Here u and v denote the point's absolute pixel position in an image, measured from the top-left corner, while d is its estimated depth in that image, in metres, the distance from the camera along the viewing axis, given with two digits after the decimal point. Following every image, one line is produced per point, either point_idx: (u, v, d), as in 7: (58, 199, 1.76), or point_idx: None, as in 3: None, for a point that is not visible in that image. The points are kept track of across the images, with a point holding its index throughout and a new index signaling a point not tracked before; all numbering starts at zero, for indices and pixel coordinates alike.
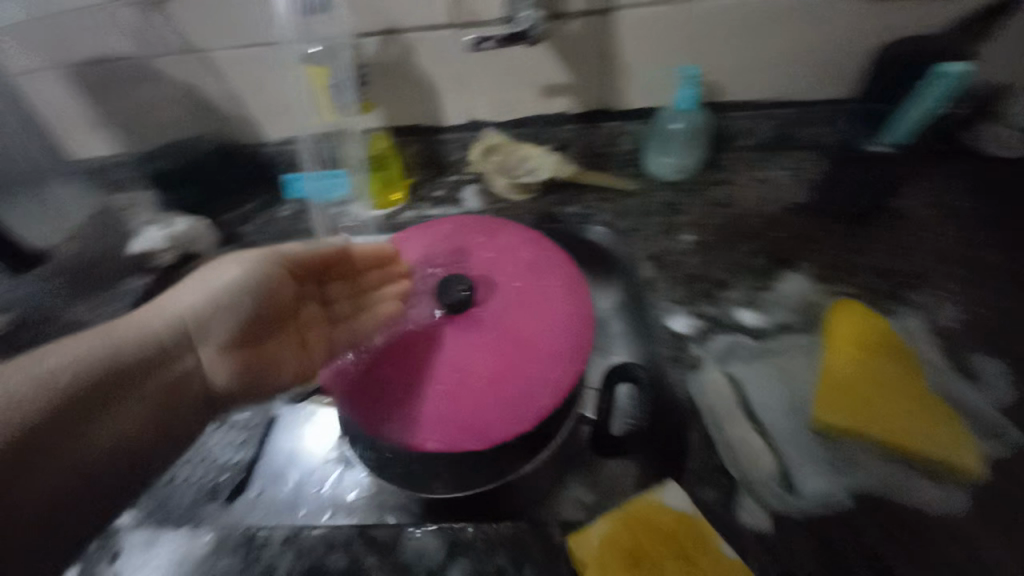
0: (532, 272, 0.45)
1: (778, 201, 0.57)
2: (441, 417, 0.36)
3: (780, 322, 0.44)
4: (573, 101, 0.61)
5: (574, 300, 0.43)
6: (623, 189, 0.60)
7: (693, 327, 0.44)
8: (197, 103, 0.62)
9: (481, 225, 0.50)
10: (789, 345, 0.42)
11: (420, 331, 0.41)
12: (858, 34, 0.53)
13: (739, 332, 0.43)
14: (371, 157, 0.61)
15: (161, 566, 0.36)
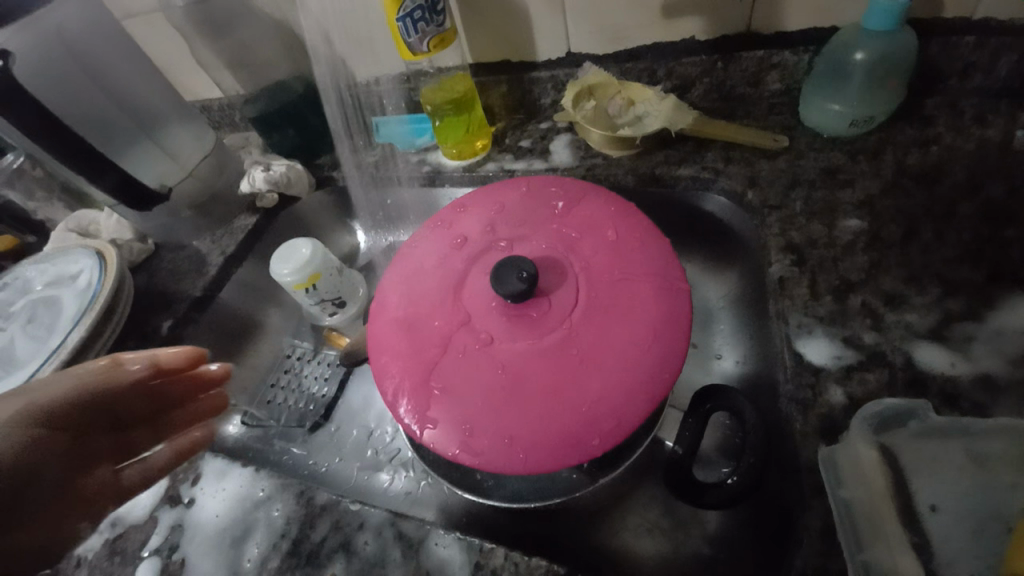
0: (617, 262, 0.36)
1: (1017, 178, 0.38)
2: (481, 431, 0.32)
3: (983, 371, 0.30)
4: (704, 24, 0.46)
5: (664, 307, 0.34)
6: (761, 147, 0.45)
7: (836, 358, 0.32)
8: (290, 41, 0.60)
9: (561, 190, 0.40)
10: (1000, 420, 0.28)
11: (472, 322, 0.35)
12: None
13: (912, 380, 0.30)
14: (452, 100, 0.54)
15: (228, 497, 0.39)
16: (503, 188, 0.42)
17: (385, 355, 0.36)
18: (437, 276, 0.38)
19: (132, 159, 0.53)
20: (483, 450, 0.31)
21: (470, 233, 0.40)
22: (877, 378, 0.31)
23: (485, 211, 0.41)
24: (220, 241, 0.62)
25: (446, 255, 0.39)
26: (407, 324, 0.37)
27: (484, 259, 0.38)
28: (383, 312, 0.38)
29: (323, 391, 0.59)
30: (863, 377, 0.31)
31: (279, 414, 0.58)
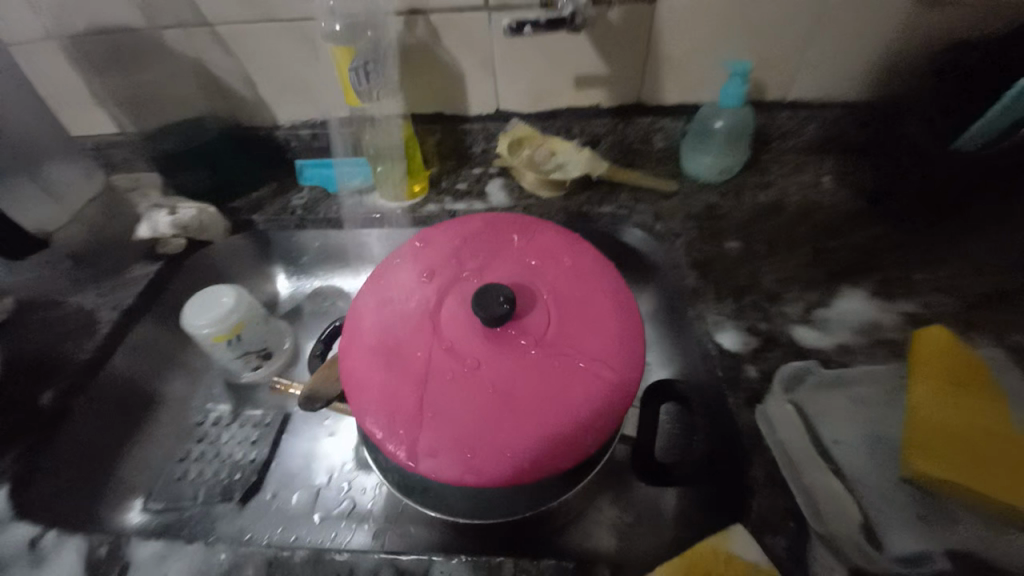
0: (578, 281, 0.41)
1: (827, 209, 0.53)
2: (484, 449, 0.33)
3: (840, 341, 0.41)
4: (608, 95, 0.57)
5: (623, 315, 0.40)
6: (660, 189, 0.57)
7: (748, 344, 0.41)
8: (207, 83, 0.57)
9: (517, 223, 0.45)
10: (860, 373, 0.39)
11: (457, 346, 0.36)
12: (921, 32, 0.50)
13: (802, 354, 0.41)
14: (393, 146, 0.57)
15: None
16: (462, 224, 0.45)
17: (370, 390, 0.36)
18: (412, 306, 0.39)
19: None
20: (487, 466, 0.33)
21: (437, 264, 0.42)
22: (776, 355, 0.41)
23: (448, 244, 0.44)
24: (110, 295, 0.53)
25: (418, 287, 0.40)
26: (388, 356, 0.37)
27: (455, 287, 0.40)
28: (357, 347, 0.38)
29: (252, 454, 0.52)
30: (769, 357, 0.40)
31: (194, 491, 0.49)
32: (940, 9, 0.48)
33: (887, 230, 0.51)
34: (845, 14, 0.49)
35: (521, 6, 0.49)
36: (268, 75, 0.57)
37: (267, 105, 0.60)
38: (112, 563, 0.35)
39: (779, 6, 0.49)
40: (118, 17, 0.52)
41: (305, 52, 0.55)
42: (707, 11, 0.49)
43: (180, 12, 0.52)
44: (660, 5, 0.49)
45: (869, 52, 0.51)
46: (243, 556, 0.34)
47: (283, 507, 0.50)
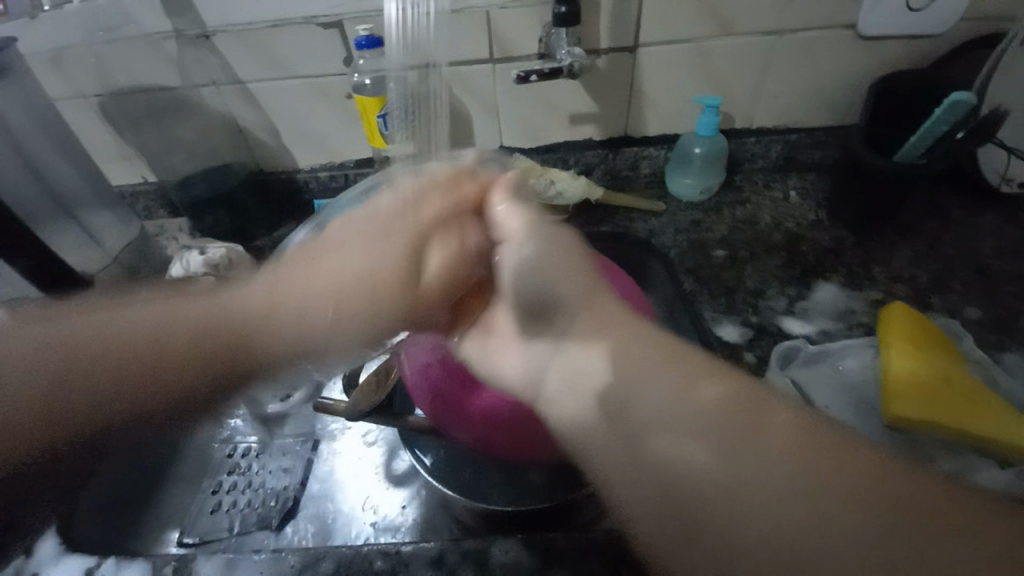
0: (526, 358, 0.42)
1: (793, 218, 0.62)
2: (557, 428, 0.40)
3: (820, 327, 0.51)
4: (598, 130, 0.65)
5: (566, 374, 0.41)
6: (651, 209, 0.64)
7: (744, 332, 0.50)
8: (234, 133, 0.62)
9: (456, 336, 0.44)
10: (846, 348, 0.47)
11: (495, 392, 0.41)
12: (858, 67, 0.59)
13: (794, 339, 0.50)
14: None
15: None
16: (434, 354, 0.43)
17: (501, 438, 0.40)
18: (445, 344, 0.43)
19: None
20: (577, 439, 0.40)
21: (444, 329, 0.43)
22: (770, 344, 0.50)
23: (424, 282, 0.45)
24: None
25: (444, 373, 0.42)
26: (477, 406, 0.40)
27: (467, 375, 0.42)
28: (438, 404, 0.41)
29: (284, 482, 0.50)
30: (763, 344, 0.50)
31: (230, 521, 0.47)
32: (868, 48, 0.58)
33: (845, 229, 0.60)
34: (794, 53, 0.58)
35: (524, 57, 0.58)
36: (290, 124, 0.62)
37: (285, 149, 0.64)
38: (174, 566, 0.36)
39: (737, 49, 0.58)
40: (159, 79, 0.57)
41: (325, 103, 0.60)
42: (681, 56, 0.58)
43: (213, 71, 0.57)
44: (639, 52, 0.58)
45: (817, 85, 0.61)
46: (315, 556, 0.36)
47: (323, 527, 0.47)
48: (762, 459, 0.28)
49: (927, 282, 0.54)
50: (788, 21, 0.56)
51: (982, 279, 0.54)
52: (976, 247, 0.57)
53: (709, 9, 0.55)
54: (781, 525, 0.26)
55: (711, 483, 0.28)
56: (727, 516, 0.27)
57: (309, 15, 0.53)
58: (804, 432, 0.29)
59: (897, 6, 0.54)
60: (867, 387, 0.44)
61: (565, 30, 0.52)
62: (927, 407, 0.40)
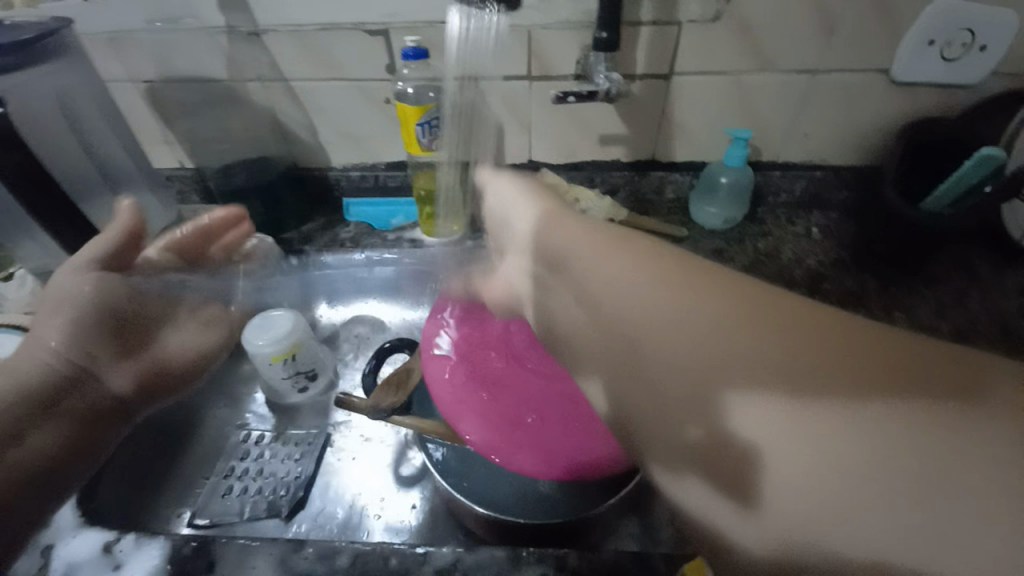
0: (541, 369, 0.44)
1: (814, 255, 0.63)
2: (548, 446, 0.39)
3: None
4: (627, 152, 0.66)
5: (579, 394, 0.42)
6: (673, 234, 0.65)
7: None
8: (275, 128, 0.64)
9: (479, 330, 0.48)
10: None
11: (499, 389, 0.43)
12: (888, 112, 0.60)
13: None
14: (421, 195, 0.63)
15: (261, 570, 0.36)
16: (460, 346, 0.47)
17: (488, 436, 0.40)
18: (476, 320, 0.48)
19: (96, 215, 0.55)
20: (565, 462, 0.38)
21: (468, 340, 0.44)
22: None
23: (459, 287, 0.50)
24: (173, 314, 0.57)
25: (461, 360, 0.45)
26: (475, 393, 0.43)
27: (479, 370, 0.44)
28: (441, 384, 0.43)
29: (296, 471, 0.51)
30: None
31: (241, 506, 0.48)
32: (900, 95, 0.59)
33: (865, 271, 0.61)
34: (827, 93, 0.59)
35: (563, 77, 0.59)
36: (329, 125, 0.64)
37: (322, 147, 0.66)
38: (194, 546, 0.37)
39: (771, 85, 0.59)
40: (210, 70, 0.59)
41: (365, 107, 0.61)
42: (715, 88, 0.59)
43: (262, 67, 0.59)
44: (675, 81, 0.59)
45: (848, 126, 0.62)
46: (331, 549, 0.37)
47: (332, 522, 0.48)
48: (779, 480, 0.26)
49: (945, 331, 0.55)
50: (824, 62, 0.57)
51: (1000, 333, 0.54)
52: (996, 302, 0.57)
53: (747, 44, 0.56)
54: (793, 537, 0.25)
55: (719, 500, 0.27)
56: (752, 543, 0.26)
57: (359, 21, 0.55)
58: (811, 412, 0.26)
59: (932, 56, 0.55)
60: None
61: (606, 56, 0.54)
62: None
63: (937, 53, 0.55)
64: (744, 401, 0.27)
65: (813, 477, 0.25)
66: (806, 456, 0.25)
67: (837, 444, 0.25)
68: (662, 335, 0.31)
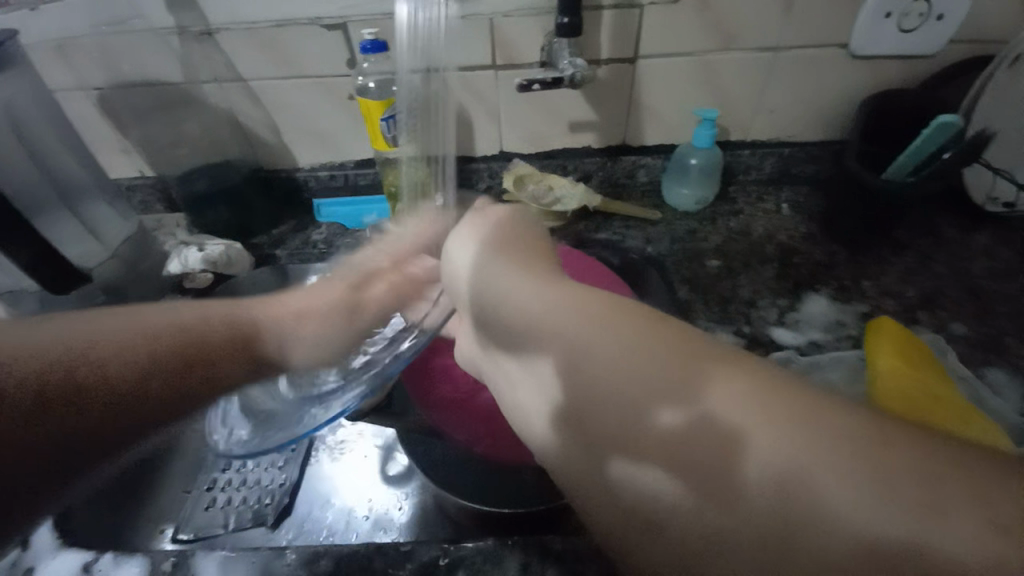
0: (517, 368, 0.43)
1: (785, 230, 0.64)
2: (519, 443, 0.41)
3: (809, 338, 0.53)
4: (598, 138, 0.66)
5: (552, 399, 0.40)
6: (647, 218, 0.66)
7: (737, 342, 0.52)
8: (238, 130, 0.62)
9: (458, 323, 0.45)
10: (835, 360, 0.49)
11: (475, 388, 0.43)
12: (850, 85, 0.61)
13: (783, 350, 0.51)
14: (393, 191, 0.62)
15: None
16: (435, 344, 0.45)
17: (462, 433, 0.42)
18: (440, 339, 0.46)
19: (52, 230, 0.53)
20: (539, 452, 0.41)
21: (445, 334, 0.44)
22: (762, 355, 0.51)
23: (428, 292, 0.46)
24: None
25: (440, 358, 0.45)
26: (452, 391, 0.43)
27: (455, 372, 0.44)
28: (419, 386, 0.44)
29: (281, 478, 0.50)
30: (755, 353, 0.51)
31: (225, 518, 0.48)
32: (860, 68, 0.60)
33: (834, 243, 0.62)
34: (789, 69, 0.60)
35: (528, 65, 0.58)
36: (293, 124, 0.62)
37: (288, 148, 0.64)
38: (175, 561, 0.37)
39: (735, 64, 0.59)
40: (164, 74, 0.57)
41: (329, 104, 0.60)
42: (680, 69, 0.59)
43: (219, 66, 0.57)
44: (640, 64, 0.59)
45: (812, 100, 0.62)
46: (316, 554, 0.37)
47: (318, 525, 0.48)
48: (753, 465, 0.23)
49: (912, 297, 0.56)
50: (785, 39, 0.57)
51: (965, 296, 0.56)
52: (962, 266, 0.59)
53: (709, 24, 0.56)
54: (776, 526, 0.22)
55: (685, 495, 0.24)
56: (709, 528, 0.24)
57: (315, 15, 0.53)
58: (780, 399, 0.24)
59: (889, 27, 0.56)
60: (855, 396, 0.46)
61: (569, 41, 0.53)
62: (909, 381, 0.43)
63: (894, 24, 0.56)
64: (723, 387, 0.25)
65: (778, 458, 0.22)
66: (771, 442, 0.23)
67: (793, 413, 0.23)
68: (608, 342, 0.29)
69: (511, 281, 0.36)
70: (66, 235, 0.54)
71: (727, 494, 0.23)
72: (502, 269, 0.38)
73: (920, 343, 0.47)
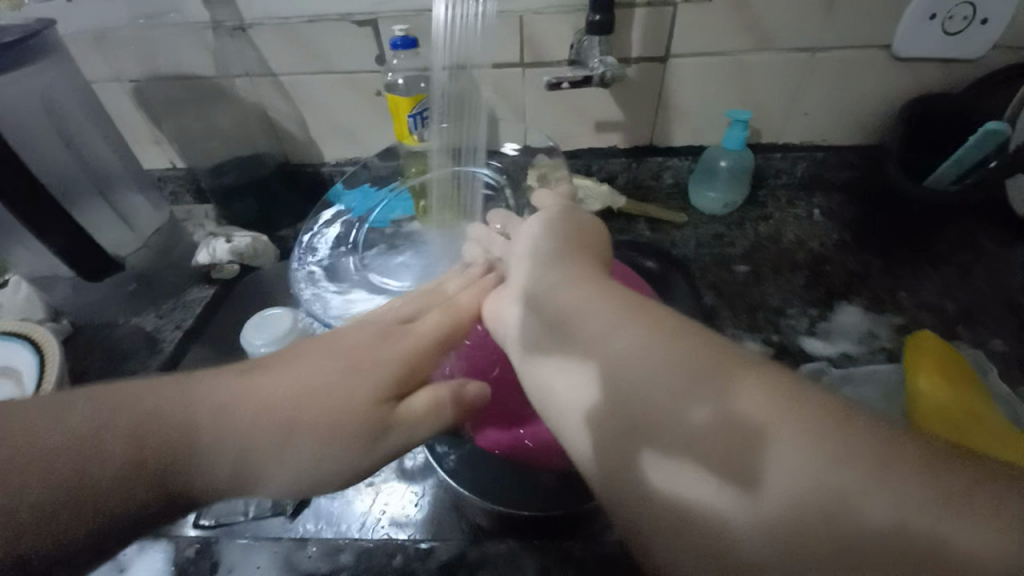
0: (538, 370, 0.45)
1: (817, 237, 0.62)
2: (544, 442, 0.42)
3: (840, 349, 0.51)
4: (624, 138, 0.65)
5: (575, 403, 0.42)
6: (672, 220, 0.64)
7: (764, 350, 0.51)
8: (268, 124, 0.63)
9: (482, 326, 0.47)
10: (868, 374, 0.47)
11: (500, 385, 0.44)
12: (889, 88, 0.59)
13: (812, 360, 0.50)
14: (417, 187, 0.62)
15: (264, 568, 0.36)
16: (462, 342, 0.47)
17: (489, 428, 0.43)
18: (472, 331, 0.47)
19: (88, 218, 0.54)
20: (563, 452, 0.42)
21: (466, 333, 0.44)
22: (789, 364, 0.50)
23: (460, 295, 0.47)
24: (171, 316, 0.57)
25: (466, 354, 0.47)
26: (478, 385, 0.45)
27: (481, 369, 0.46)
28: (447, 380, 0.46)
29: None
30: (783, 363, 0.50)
31: (246, 506, 0.48)
32: (901, 70, 0.57)
33: (868, 252, 0.60)
34: (825, 71, 0.58)
35: (556, 63, 0.58)
36: (321, 119, 0.62)
37: (315, 142, 0.65)
38: (198, 548, 0.37)
39: (769, 65, 0.58)
40: (198, 68, 0.58)
41: (356, 100, 0.60)
42: (712, 69, 0.58)
43: (251, 61, 0.58)
44: (670, 64, 0.58)
45: (849, 104, 0.60)
46: (335, 548, 0.37)
47: (335, 518, 0.48)
48: (774, 461, 0.23)
49: (951, 310, 0.54)
50: (822, 40, 0.56)
51: (1007, 311, 0.53)
52: (1005, 279, 0.56)
53: (745, 23, 0.55)
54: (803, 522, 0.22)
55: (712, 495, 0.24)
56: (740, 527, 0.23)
57: (346, 11, 0.54)
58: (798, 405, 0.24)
59: (934, 29, 0.54)
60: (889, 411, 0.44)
61: (600, 39, 0.52)
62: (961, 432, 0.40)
63: (941, 26, 0.54)
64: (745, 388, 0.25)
65: (802, 460, 0.22)
66: (795, 443, 0.23)
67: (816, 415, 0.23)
68: (636, 340, 0.29)
69: (563, 271, 0.35)
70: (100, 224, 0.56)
71: (746, 481, 0.23)
72: (560, 261, 0.36)
73: (961, 358, 0.45)
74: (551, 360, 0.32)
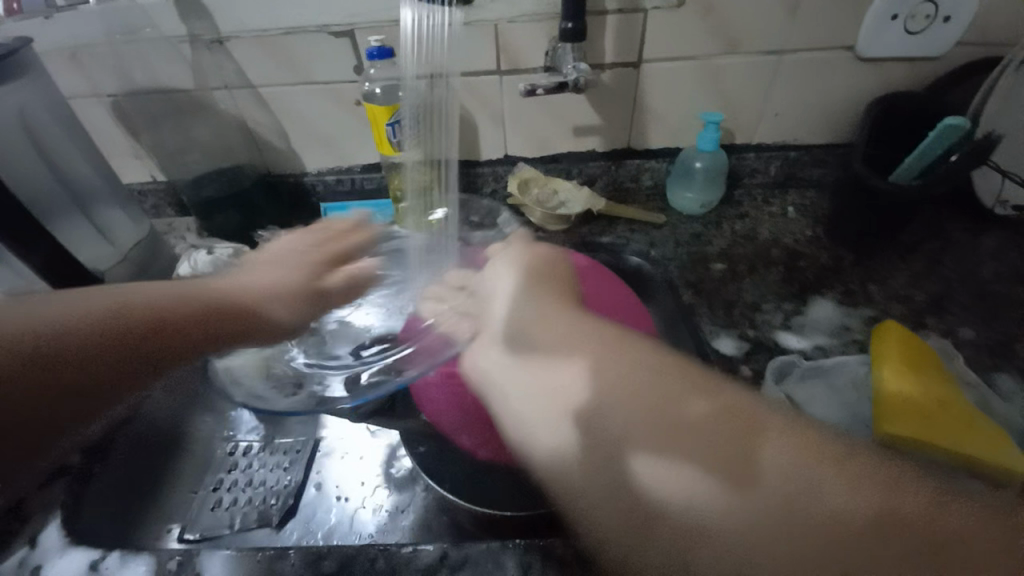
0: None
1: (792, 234, 0.64)
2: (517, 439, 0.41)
3: (815, 343, 0.52)
4: (602, 142, 0.66)
5: None
6: (650, 221, 0.66)
7: (742, 345, 0.52)
8: (248, 135, 0.63)
9: None
10: (841, 365, 0.48)
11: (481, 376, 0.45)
12: (855, 88, 0.61)
13: (788, 354, 0.51)
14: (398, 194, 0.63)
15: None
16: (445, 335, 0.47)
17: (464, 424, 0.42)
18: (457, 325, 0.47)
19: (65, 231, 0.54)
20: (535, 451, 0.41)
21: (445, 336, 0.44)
22: (767, 358, 0.51)
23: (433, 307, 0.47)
24: None
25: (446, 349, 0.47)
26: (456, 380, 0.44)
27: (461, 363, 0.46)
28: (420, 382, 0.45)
29: (286, 479, 0.51)
30: (759, 358, 0.51)
31: (231, 518, 0.48)
32: (866, 70, 0.59)
33: (843, 248, 0.62)
34: (793, 73, 0.60)
35: (532, 70, 0.59)
36: (301, 130, 0.63)
37: (296, 153, 0.65)
38: (179, 561, 0.37)
39: (739, 67, 0.59)
40: (176, 81, 0.59)
41: (335, 110, 0.61)
42: (683, 73, 0.60)
43: (229, 73, 0.58)
44: (643, 69, 0.59)
45: (818, 104, 0.62)
46: (317, 555, 0.37)
47: (321, 527, 0.48)
48: (766, 462, 0.28)
49: (922, 302, 0.55)
50: (788, 43, 0.57)
51: (976, 301, 0.55)
52: (974, 270, 0.57)
53: (714, 27, 0.56)
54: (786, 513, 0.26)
55: (709, 497, 0.27)
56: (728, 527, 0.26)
57: (323, 23, 0.54)
58: (777, 436, 0.29)
59: (895, 30, 0.56)
60: (862, 401, 0.45)
61: (573, 46, 0.53)
62: (921, 429, 0.40)
63: (900, 27, 0.56)
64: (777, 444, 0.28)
65: (783, 471, 0.27)
66: (772, 460, 0.28)
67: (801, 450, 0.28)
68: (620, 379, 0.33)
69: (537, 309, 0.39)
70: (78, 239, 0.56)
71: (749, 476, 0.27)
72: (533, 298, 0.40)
73: (929, 347, 0.46)
74: (523, 370, 0.36)
